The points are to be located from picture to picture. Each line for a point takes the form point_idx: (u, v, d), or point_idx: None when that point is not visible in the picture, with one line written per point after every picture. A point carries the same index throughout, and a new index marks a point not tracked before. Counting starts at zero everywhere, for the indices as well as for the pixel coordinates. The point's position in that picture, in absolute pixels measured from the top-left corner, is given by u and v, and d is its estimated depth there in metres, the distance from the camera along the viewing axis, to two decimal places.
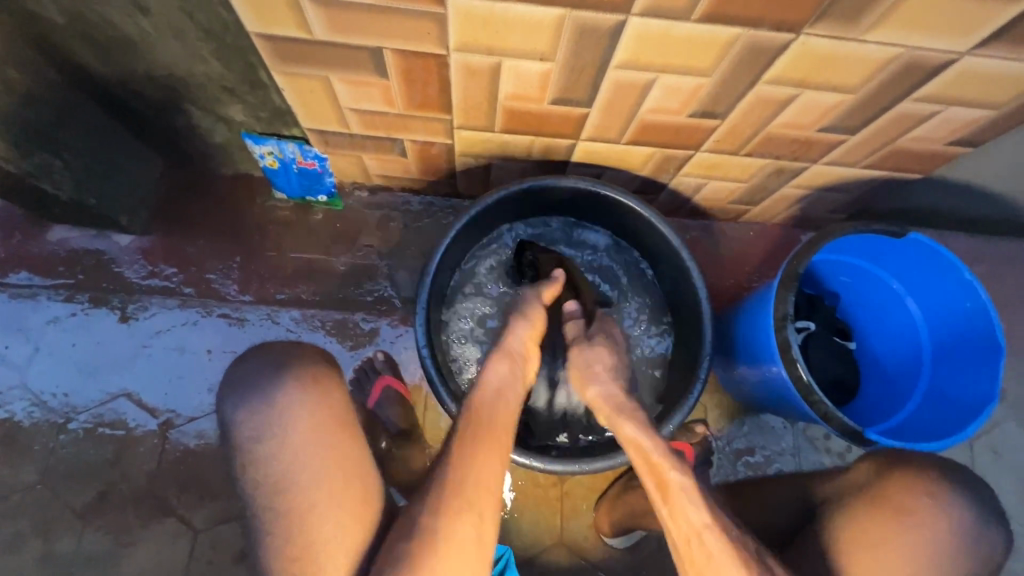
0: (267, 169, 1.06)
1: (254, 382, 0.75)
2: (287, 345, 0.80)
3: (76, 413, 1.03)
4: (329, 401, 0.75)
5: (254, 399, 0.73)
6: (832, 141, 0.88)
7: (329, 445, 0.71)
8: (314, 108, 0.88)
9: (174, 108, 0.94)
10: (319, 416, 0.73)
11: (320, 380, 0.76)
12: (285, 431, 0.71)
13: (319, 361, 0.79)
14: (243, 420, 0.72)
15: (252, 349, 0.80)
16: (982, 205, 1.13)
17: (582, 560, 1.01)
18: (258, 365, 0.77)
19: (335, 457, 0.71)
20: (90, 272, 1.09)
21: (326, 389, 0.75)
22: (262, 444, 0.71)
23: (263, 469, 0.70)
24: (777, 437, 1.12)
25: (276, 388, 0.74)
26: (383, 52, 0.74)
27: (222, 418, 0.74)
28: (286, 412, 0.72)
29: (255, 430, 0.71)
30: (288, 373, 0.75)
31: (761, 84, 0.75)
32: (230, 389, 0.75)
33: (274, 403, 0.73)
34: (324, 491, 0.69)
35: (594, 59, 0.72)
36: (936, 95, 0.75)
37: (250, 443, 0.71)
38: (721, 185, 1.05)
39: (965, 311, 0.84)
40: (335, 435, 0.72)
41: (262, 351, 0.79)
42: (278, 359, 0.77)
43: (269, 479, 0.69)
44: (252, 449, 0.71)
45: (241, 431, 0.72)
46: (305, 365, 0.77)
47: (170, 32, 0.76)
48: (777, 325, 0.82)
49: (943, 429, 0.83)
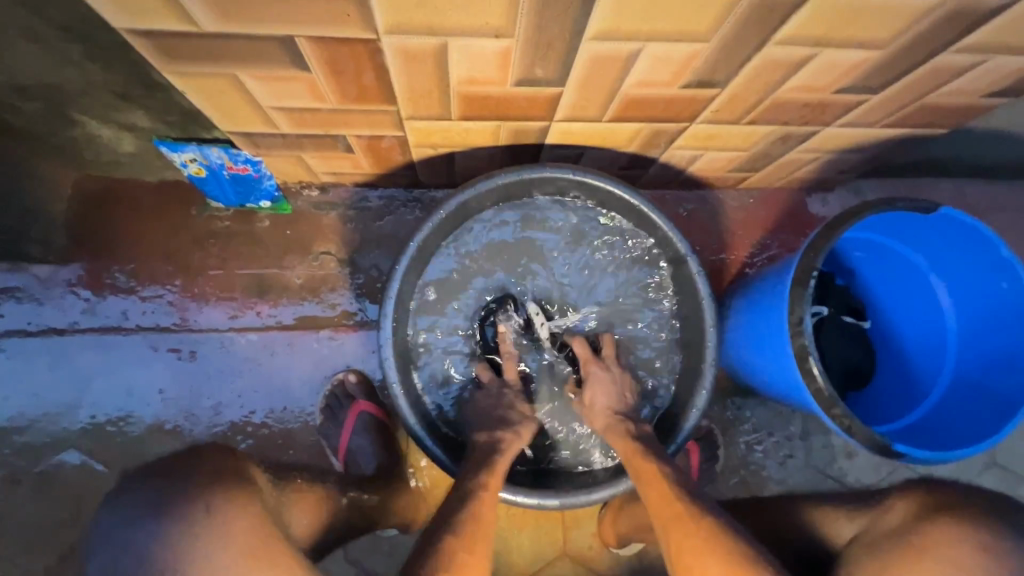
0: (194, 178, 0.91)
1: (123, 536, 0.58)
2: (168, 462, 0.65)
3: (25, 471, 0.93)
4: (234, 535, 0.60)
5: (126, 563, 0.57)
6: (850, 103, 0.74)
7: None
8: (230, 109, 0.72)
9: (61, 120, 0.77)
10: (223, 564, 0.58)
11: (225, 509, 0.61)
12: None
13: (220, 480, 0.64)
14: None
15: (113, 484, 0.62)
16: (1009, 150, 1.01)
17: (588, 570, 0.97)
18: (127, 507, 0.60)
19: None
20: (11, 314, 0.96)
21: (229, 523, 0.60)
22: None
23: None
24: (785, 421, 1.05)
25: (154, 543, 0.58)
26: (295, 41, 0.58)
27: None
28: (176, 570, 0.57)
29: None
30: (170, 513, 0.59)
31: (771, 46, 0.61)
32: (98, 541, 0.59)
33: (155, 562, 0.57)
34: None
35: (562, 31, 0.57)
36: (983, 43, 0.62)
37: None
38: (718, 155, 0.92)
39: (999, 290, 0.75)
40: None
41: (142, 478, 0.62)
42: (156, 496, 0.60)
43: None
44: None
45: None
46: (192, 498, 0.61)
47: (19, 33, 0.59)
48: (792, 331, 0.72)
49: (973, 424, 0.76)
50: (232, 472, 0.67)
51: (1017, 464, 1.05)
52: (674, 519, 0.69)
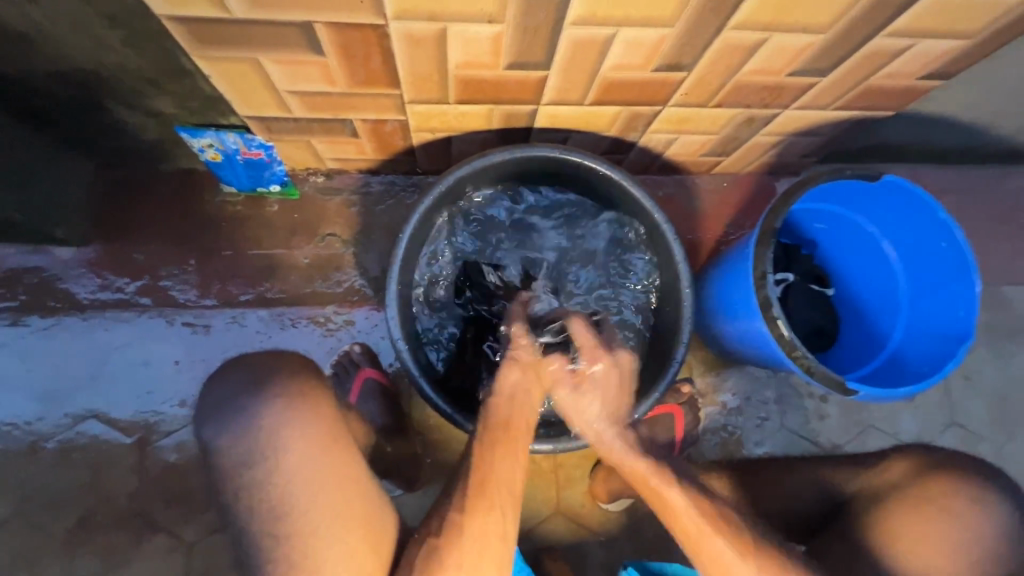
0: (211, 163, 0.98)
1: (234, 402, 0.68)
2: (265, 357, 0.73)
3: (45, 440, 0.99)
4: (318, 415, 0.69)
5: (233, 421, 0.67)
6: (803, 85, 0.84)
7: (324, 465, 0.66)
8: (250, 94, 0.80)
9: (92, 106, 0.85)
10: (309, 434, 0.67)
11: (313, 394, 0.70)
12: (279, 451, 0.66)
13: (307, 372, 0.73)
14: (225, 445, 0.66)
15: (225, 364, 0.73)
16: (954, 136, 1.11)
17: (581, 526, 1.03)
18: (233, 382, 0.70)
19: (334, 478, 0.66)
20: (33, 292, 1.01)
21: (316, 405, 0.69)
22: (252, 469, 0.65)
23: (258, 494, 0.65)
24: (761, 386, 1.14)
25: (258, 410, 0.67)
26: (313, 26, 0.66)
27: (201, 442, 0.68)
28: (274, 431, 0.66)
29: (244, 455, 0.65)
30: (277, 390, 0.69)
31: (728, 30, 0.70)
32: (207, 411, 0.68)
33: (255, 425, 0.66)
34: (328, 511, 0.65)
35: (546, 17, 0.66)
36: (909, 28, 0.72)
37: (237, 469, 0.65)
38: (692, 139, 1.01)
39: (940, 249, 0.85)
40: (329, 457, 0.67)
41: (243, 366, 0.72)
42: (257, 377, 0.70)
43: (264, 506, 0.64)
44: (241, 474, 0.65)
45: (227, 456, 0.66)
46: (286, 381, 0.70)
47: (67, 20, 0.67)
48: (756, 285, 0.81)
49: (923, 369, 0.85)
50: (319, 370, 0.75)
51: (973, 424, 1.15)
52: (662, 497, 0.73)
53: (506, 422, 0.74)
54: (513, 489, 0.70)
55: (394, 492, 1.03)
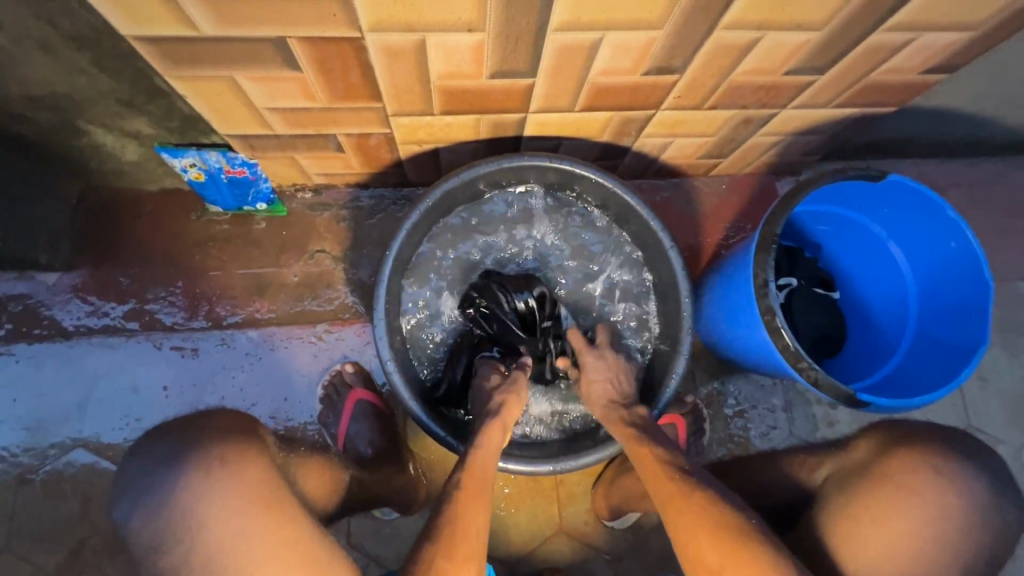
0: (194, 183, 0.96)
1: (149, 480, 0.65)
2: (182, 424, 0.69)
3: (33, 471, 0.96)
4: (243, 482, 0.65)
5: (148, 502, 0.64)
6: (800, 84, 0.81)
7: (252, 534, 0.64)
8: (227, 112, 0.78)
9: (69, 129, 0.82)
10: (232, 506, 0.64)
11: (233, 460, 0.66)
12: (198, 527, 0.63)
13: (228, 433, 0.69)
14: (143, 528, 0.64)
15: (141, 435, 0.69)
16: (959, 129, 1.08)
17: (585, 545, 1.00)
18: (150, 455, 0.66)
19: (265, 547, 0.63)
20: (18, 320, 0.99)
21: (238, 472, 0.65)
22: (175, 548, 0.63)
23: (184, 574, 0.63)
24: (767, 393, 1.10)
25: (173, 488, 0.64)
26: (287, 42, 0.64)
27: (118, 524, 0.65)
28: (192, 508, 0.63)
29: (162, 534, 0.63)
30: (189, 462, 0.65)
31: (720, 30, 0.67)
32: (123, 491, 0.65)
33: (172, 501, 0.63)
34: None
35: (528, 23, 0.63)
36: (910, 22, 0.68)
37: (157, 551, 0.63)
38: (687, 142, 0.98)
39: (949, 249, 0.81)
40: (258, 524, 0.64)
41: (161, 433, 0.68)
42: (174, 450, 0.66)
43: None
44: (161, 557, 0.63)
45: (144, 537, 0.64)
46: (204, 449, 0.66)
47: (33, 44, 0.65)
48: (758, 293, 0.78)
49: (934, 375, 0.82)
50: (244, 429, 0.71)
51: (989, 426, 1.11)
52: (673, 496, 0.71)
53: (477, 473, 0.73)
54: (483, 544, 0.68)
55: (391, 514, 1.01)
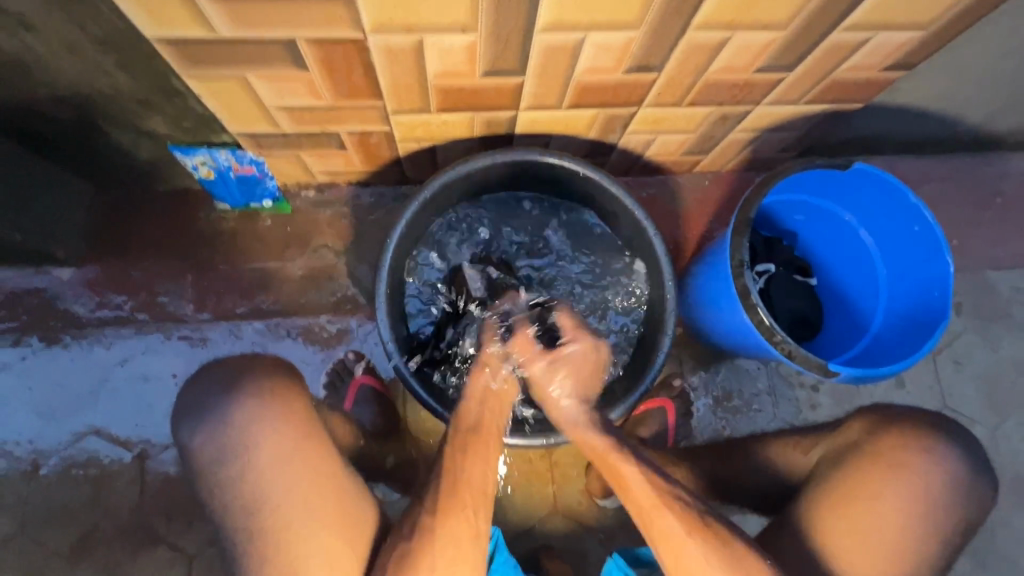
0: (204, 181, 1.01)
1: (208, 404, 0.70)
2: (244, 359, 0.75)
3: (47, 457, 1.00)
4: (289, 412, 0.71)
5: (209, 421, 0.69)
6: (771, 81, 0.87)
7: (297, 463, 0.69)
8: (239, 111, 0.83)
9: (89, 129, 0.88)
10: (285, 432, 0.70)
11: (281, 393, 0.72)
12: (249, 448, 0.68)
13: (281, 372, 0.75)
14: (203, 444, 0.69)
15: (205, 365, 0.75)
16: (925, 126, 1.15)
17: (579, 524, 1.04)
18: (209, 383, 0.72)
19: (307, 477, 0.68)
20: (34, 312, 1.04)
21: (291, 404, 0.72)
22: (225, 468, 0.68)
23: (232, 490, 0.68)
24: (752, 378, 1.15)
25: (233, 408, 0.70)
26: (297, 43, 0.70)
27: (178, 443, 0.70)
28: (247, 431, 0.69)
29: (217, 453, 0.68)
30: (244, 390, 0.71)
31: (692, 30, 0.73)
32: (184, 413, 0.71)
33: (228, 423, 0.69)
34: (300, 508, 0.67)
35: (517, 24, 0.69)
36: (865, 22, 0.75)
37: (213, 467, 0.68)
38: (670, 138, 1.04)
39: (913, 233, 0.87)
40: (301, 452, 0.69)
41: (218, 367, 0.74)
42: (231, 379, 0.72)
43: (237, 503, 0.67)
44: (216, 472, 0.68)
45: (201, 455, 0.69)
46: (262, 380, 0.73)
47: (63, 47, 0.71)
48: (735, 274, 0.83)
49: (902, 350, 0.87)
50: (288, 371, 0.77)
51: (964, 407, 1.16)
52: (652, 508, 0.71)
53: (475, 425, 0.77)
54: (484, 494, 0.73)
55: (392, 496, 1.05)
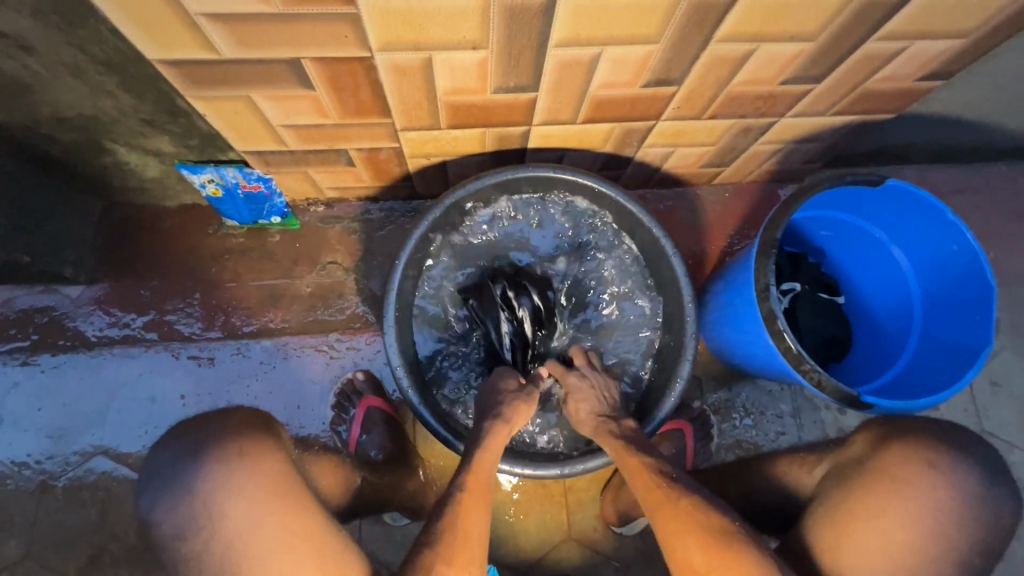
0: (212, 199, 1.00)
1: (171, 471, 0.67)
2: (207, 418, 0.73)
3: (55, 478, 0.99)
4: (260, 476, 0.67)
5: (171, 491, 0.66)
6: (798, 93, 0.83)
7: (269, 526, 0.65)
8: (244, 129, 0.81)
9: (95, 148, 0.87)
10: (252, 496, 0.66)
11: (251, 453, 0.69)
12: (214, 518, 0.65)
13: (250, 428, 0.72)
14: (166, 516, 0.66)
15: (169, 428, 0.72)
16: (960, 135, 1.09)
17: (593, 552, 1.00)
18: (170, 452, 0.69)
19: (283, 541, 0.65)
20: (44, 331, 1.03)
21: (259, 464, 0.68)
22: (192, 538, 0.65)
23: (199, 564, 0.64)
24: (774, 399, 1.10)
25: (195, 476, 0.66)
26: (301, 62, 0.67)
27: (142, 515, 0.67)
28: (211, 499, 0.65)
29: (179, 525, 0.65)
30: (208, 456, 0.68)
31: (715, 43, 0.69)
32: (146, 482, 0.68)
33: (190, 491, 0.66)
34: (276, 575, 0.63)
35: (530, 40, 0.66)
36: (901, 31, 0.70)
37: (176, 540, 0.65)
38: (689, 151, 1.00)
39: (950, 253, 0.82)
40: (276, 517, 0.66)
41: (183, 428, 0.71)
42: (196, 440, 0.69)
43: (207, 575, 0.64)
44: (181, 546, 0.65)
45: (164, 528, 0.66)
46: (225, 441, 0.69)
47: (65, 69, 0.69)
48: (760, 297, 0.79)
49: (939, 377, 0.82)
50: (261, 425, 0.74)
51: (1002, 431, 1.11)
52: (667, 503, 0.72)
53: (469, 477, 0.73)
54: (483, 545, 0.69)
55: (400, 521, 1.02)
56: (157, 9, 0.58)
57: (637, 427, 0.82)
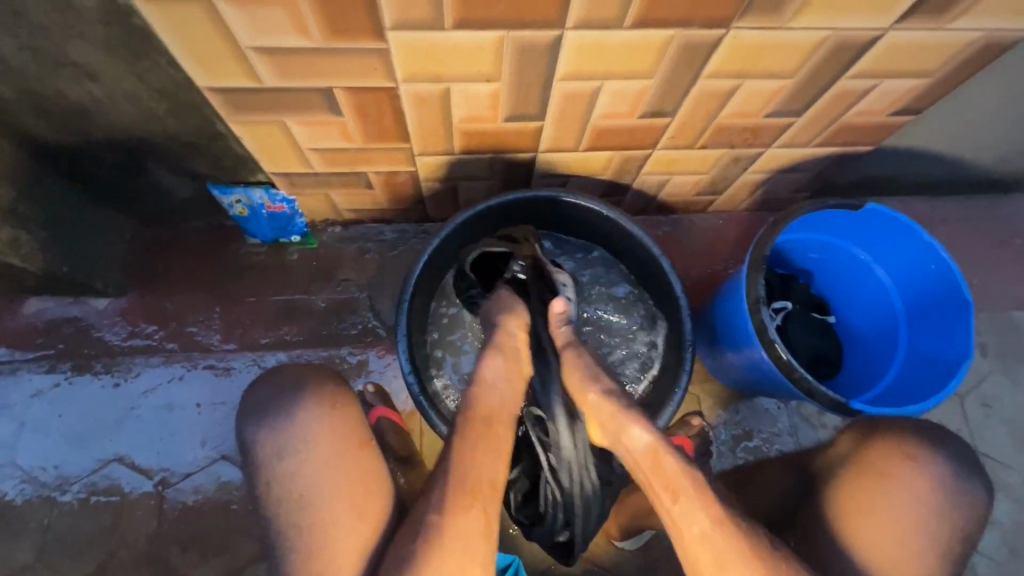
0: (238, 218, 1.07)
1: (273, 403, 0.78)
2: (300, 369, 0.83)
3: (70, 484, 1.02)
4: (344, 418, 0.78)
5: (275, 418, 0.77)
6: (781, 125, 0.90)
7: (346, 460, 0.75)
8: (276, 152, 0.89)
9: (136, 168, 0.94)
10: (338, 430, 0.77)
11: (341, 400, 0.80)
12: (308, 444, 0.75)
13: (336, 381, 0.84)
14: (265, 439, 0.76)
15: (263, 375, 0.83)
16: (938, 168, 1.16)
17: (595, 566, 1.02)
18: (267, 391, 0.80)
19: (355, 475, 0.74)
20: (70, 340, 1.08)
21: (345, 407, 0.79)
22: (287, 460, 0.74)
23: (287, 485, 0.73)
24: (772, 418, 1.13)
25: (296, 408, 0.78)
26: (333, 91, 0.76)
27: (242, 440, 0.77)
28: (308, 429, 0.76)
29: (279, 448, 0.75)
30: (309, 394, 0.79)
31: (703, 79, 0.78)
32: (249, 414, 0.78)
33: (293, 420, 0.76)
34: (346, 503, 0.72)
35: (538, 75, 0.74)
36: (869, 71, 0.78)
37: (273, 461, 0.74)
38: (683, 179, 1.07)
39: (928, 271, 0.88)
40: (352, 455, 0.75)
41: (274, 375, 0.82)
42: (296, 381, 0.81)
43: (293, 496, 0.73)
44: (275, 467, 0.74)
45: (263, 451, 0.75)
46: (322, 386, 0.81)
47: (122, 95, 0.77)
48: (752, 309, 0.85)
49: (925, 388, 0.86)
50: (335, 388, 0.82)
51: (993, 451, 1.14)
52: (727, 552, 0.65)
53: (482, 413, 0.74)
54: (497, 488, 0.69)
55: None
56: (213, 42, 0.66)
57: (655, 444, 0.70)
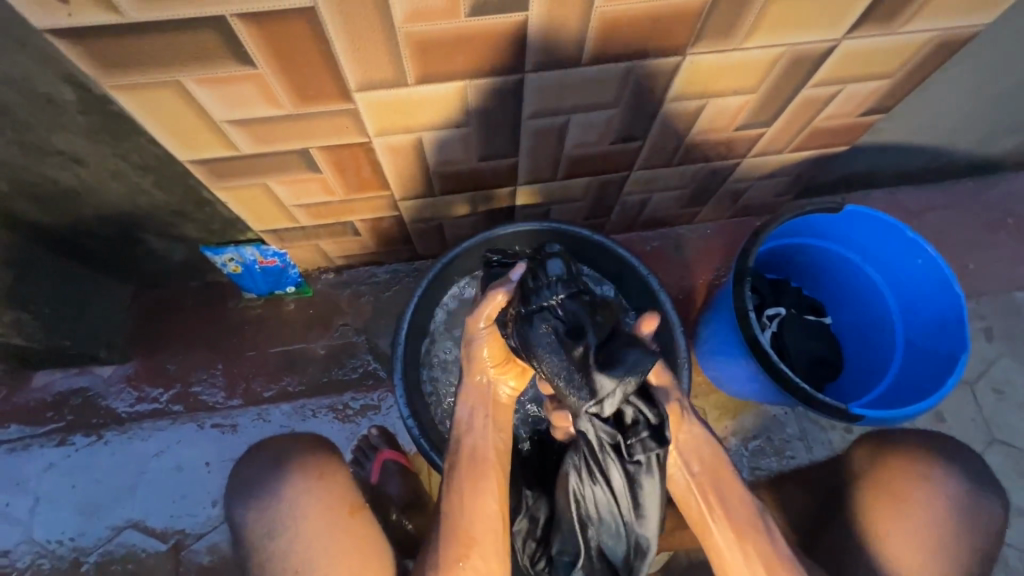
0: (233, 275, 1.09)
1: (262, 480, 0.79)
2: (284, 442, 0.84)
3: (87, 554, 1.03)
4: (331, 486, 0.79)
5: (261, 496, 0.78)
6: (752, 136, 0.91)
7: (337, 530, 0.76)
8: (261, 212, 0.91)
9: (129, 239, 0.97)
10: (327, 499, 0.78)
11: (326, 470, 0.81)
12: (295, 519, 0.77)
13: (321, 447, 0.84)
14: (255, 520, 0.78)
15: (257, 444, 0.85)
16: (918, 158, 1.17)
17: None
18: (260, 464, 0.81)
19: (349, 545, 0.76)
20: (78, 411, 1.10)
21: (332, 475, 0.80)
22: (277, 538, 0.76)
23: (281, 559, 0.75)
24: (781, 424, 1.12)
25: (280, 483, 0.79)
26: (310, 151, 0.78)
27: (232, 519, 0.79)
28: (296, 505, 0.77)
29: (269, 526, 0.77)
30: (294, 466, 0.80)
31: (668, 102, 0.79)
32: (238, 491, 0.80)
33: (280, 495, 0.78)
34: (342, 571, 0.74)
35: (505, 116, 0.76)
36: (830, 78, 0.80)
37: (264, 539, 0.76)
38: (665, 195, 1.08)
39: (917, 266, 0.88)
40: (341, 524, 0.77)
41: (261, 447, 0.83)
42: (280, 454, 0.82)
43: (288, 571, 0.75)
44: (266, 545, 0.76)
45: (254, 531, 0.77)
46: (307, 457, 0.82)
47: (108, 174, 0.80)
48: (742, 321, 0.85)
49: (926, 385, 0.86)
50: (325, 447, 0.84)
51: (1010, 437, 1.12)
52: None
53: (485, 455, 0.76)
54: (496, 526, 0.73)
55: None
56: (189, 120, 0.68)
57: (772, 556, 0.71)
